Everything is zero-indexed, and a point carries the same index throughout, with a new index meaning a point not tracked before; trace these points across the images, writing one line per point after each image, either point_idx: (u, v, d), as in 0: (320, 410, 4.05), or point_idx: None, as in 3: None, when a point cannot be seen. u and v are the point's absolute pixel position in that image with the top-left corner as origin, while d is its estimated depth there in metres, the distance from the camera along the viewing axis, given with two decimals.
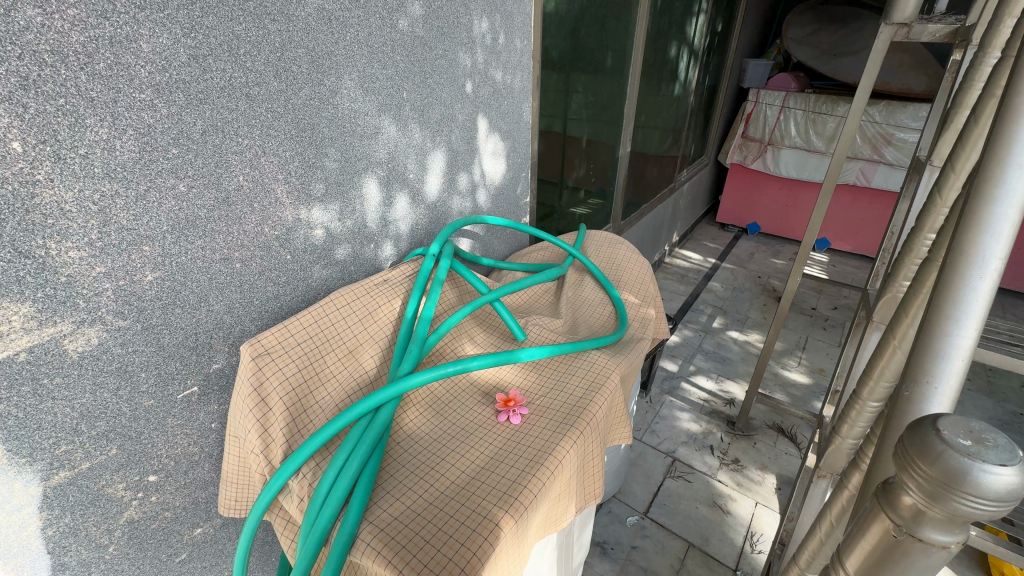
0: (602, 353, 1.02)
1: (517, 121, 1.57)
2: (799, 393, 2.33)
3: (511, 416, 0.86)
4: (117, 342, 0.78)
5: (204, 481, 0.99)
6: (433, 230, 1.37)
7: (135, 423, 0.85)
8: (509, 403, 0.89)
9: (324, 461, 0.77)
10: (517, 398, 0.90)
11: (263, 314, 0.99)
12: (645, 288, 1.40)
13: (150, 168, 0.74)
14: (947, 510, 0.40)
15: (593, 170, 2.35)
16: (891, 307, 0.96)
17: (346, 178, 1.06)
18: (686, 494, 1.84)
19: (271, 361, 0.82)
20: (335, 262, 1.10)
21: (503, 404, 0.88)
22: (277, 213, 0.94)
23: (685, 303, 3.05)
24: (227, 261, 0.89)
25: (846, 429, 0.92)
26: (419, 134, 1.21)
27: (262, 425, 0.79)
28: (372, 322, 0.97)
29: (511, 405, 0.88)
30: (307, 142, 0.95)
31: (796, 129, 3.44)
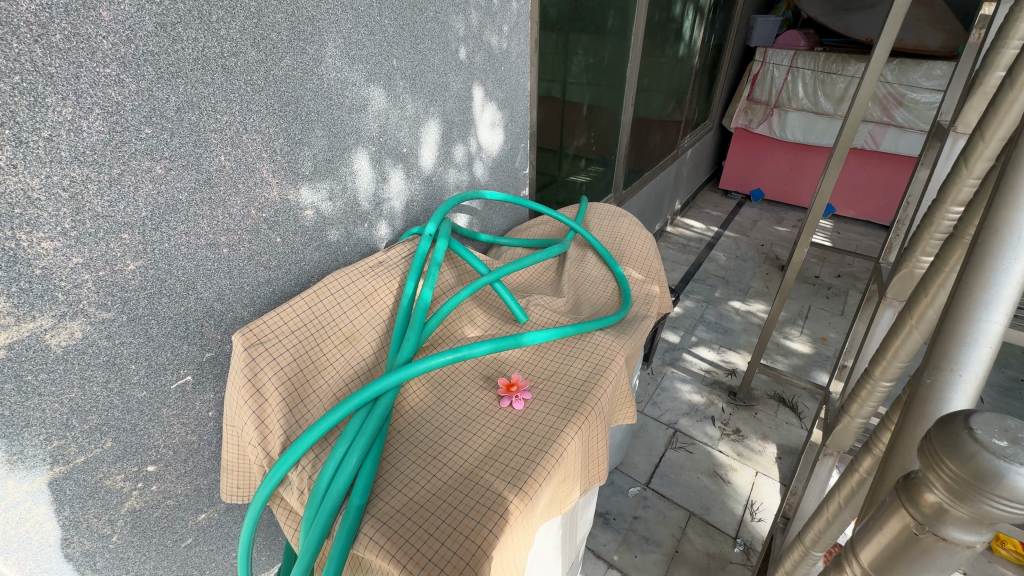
0: (605, 334, 0.99)
1: (515, 87, 1.49)
2: (800, 363, 2.33)
3: (514, 402, 0.84)
4: (102, 335, 0.75)
5: (205, 467, 0.98)
6: (429, 207, 1.32)
7: (129, 416, 0.83)
8: (512, 389, 0.86)
9: (323, 452, 0.76)
10: (519, 382, 0.88)
11: (255, 300, 0.95)
12: (649, 264, 1.36)
13: (122, 149, 0.69)
14: (975, 511, 0.36)
15: (594, 138, 2.26)
16: (907, 283, 0.93)
17: (336, 154, 1.00)
18: (687, 465, 1.86)
19: (265, 351, 0.79)
20: (327, 243, 1.06)
21: (505, 390, 0.86)
22: (264, 194, 0.89)
23: (686, 273, 3.01)
24: (213, 247, 0.84)
25: (855, 408, 0.90)
26: (412, 105, 1.14)
27: (259, 417, 0.77)
28: (368, 307, 0.94)
29: (513, 391, 0.86)
30: (292, 117, 0.89)
31: (804, 90, 3.31)
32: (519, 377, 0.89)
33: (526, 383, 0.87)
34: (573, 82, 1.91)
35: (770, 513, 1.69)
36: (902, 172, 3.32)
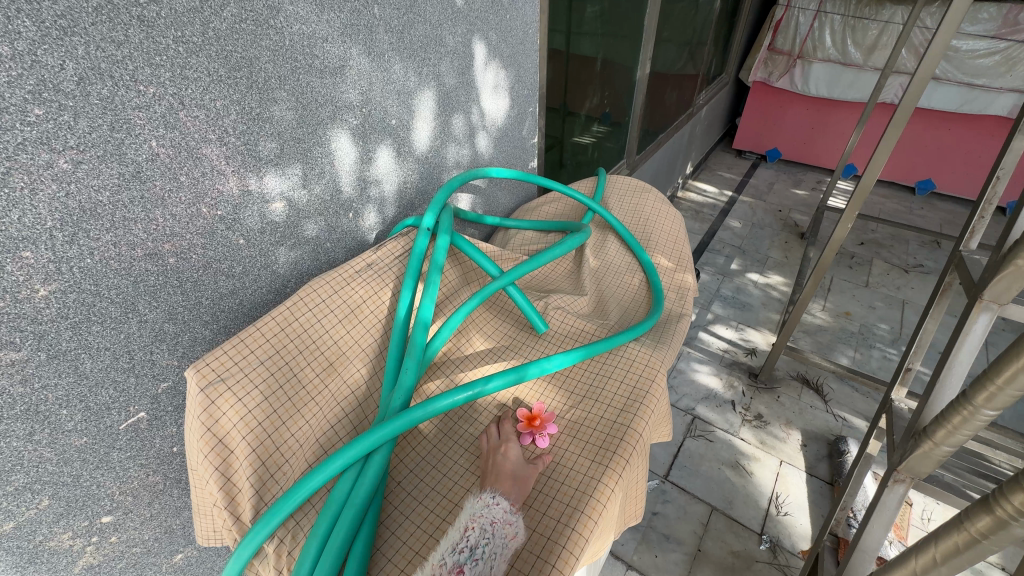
0: (641, 345, 0.84)
1: (522, 41, 1.27)
2: (824, 340, 2.19)
3: (538, 442, 0.69)
4: (15, 380, 0.59)
5: (177, 507, 0.85)
6: (426, 188, 1.13)
7: (69, 467, 0.68)
8: (534, 423, 0.71)
9: (306, 517, 0.62)
10: (542, 414, 0.73)
11: (219, 315, 0.78)
12: (679, 249, 1.19)
13: (3, 139, 0.50)
14: None
15: (605, 98, 2.03)
16: (1014, 284, 0.73)
17: (307, 132, 0.81)
18: (707, 455, 1.75)
19: (226, 391, 0.63)
20: (305, 240, 0.88)
21: (526, 426, 0.70)
22: (218, 186, 0.71)
23: (700, 243, 2.83)
24: (155, 257, 0.67)
25: (942, 435, 0.74)
26: (401, 66, 0.93)
27: (224, 473, 0.62)
28: (357, 322, 0.77)
29: (537, 428, 0.70)
30: (246, 85, 0.69)
31: (831, 38, 3.02)
32: (542, 407, 0.75)
33: (551, 414, 0.73)
34: (586, 33, 1.68)
35: (797, 506, 1.60)
36: (933, 128, 3.07)
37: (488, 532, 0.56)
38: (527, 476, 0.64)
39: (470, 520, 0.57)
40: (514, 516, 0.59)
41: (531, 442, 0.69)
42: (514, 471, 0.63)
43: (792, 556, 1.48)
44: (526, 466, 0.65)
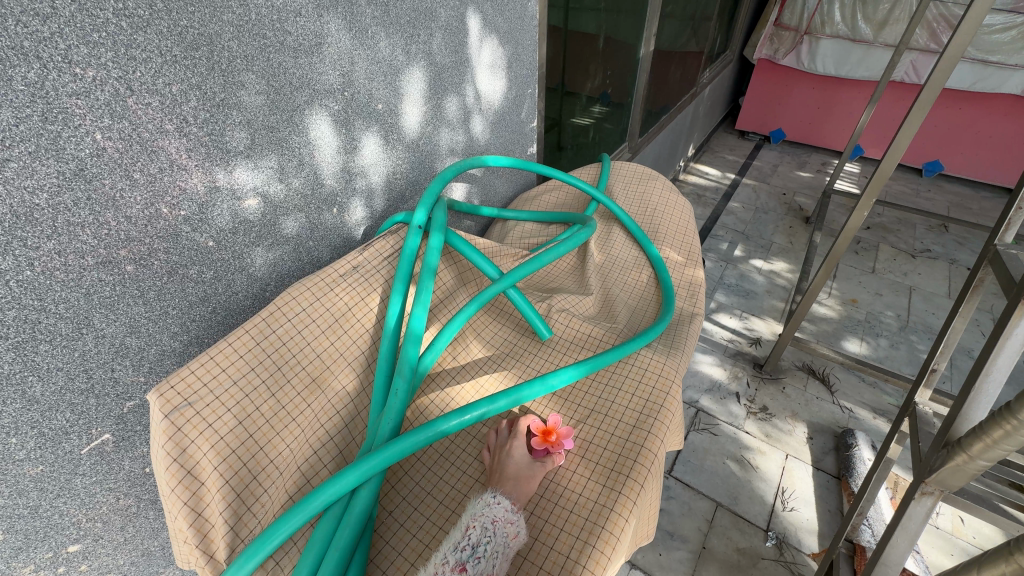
0: (653, 352, 0.77)
1: (520, 16, 1.17)
2: (830, 328, 2.14)
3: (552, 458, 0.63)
4: None
5: (154, 529, 0.79)
6: (417, 179, 1.05)
7: (25, 498, 0.61)
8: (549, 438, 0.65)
9: (288, 557, 0.56)
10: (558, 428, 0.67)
11: (190, 325, 0.71)
12: (688, 242, 1.12)
13: None
14: None
15: (607, 77, 1.93)
16: None
17: (282, 119, 0.72)
18: (711, 449, 1.71)
19: (194, 416, 0.56)
20: (284, 239, 0.81)
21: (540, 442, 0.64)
22: (180, 182, 0.63)
23: (702, 228, 2.76)
24: (110, 265, 0.59)
25: (979, 448, 0.68)
26: (386, 42, 0.84)
27: (195, 508, 0.56)
28: (342, 332, 0.70)
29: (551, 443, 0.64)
30: (207, 66, 0.61)
31: (840, 12, 2.90)
32: (558, 420, 0.68)
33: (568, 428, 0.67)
34: (588, 7, 1.58)
35: (803, 501, 1.56)
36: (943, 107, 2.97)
37: (490, 529, 0.52)
38: (535, 473, 0.61)
39: (472, 520, 0.53)
40: (515, 515, 0.55)
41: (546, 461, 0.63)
42: (517, 470, 0.60)
43: (798, 553, 1.45)
44: (535, 462, 0.62)
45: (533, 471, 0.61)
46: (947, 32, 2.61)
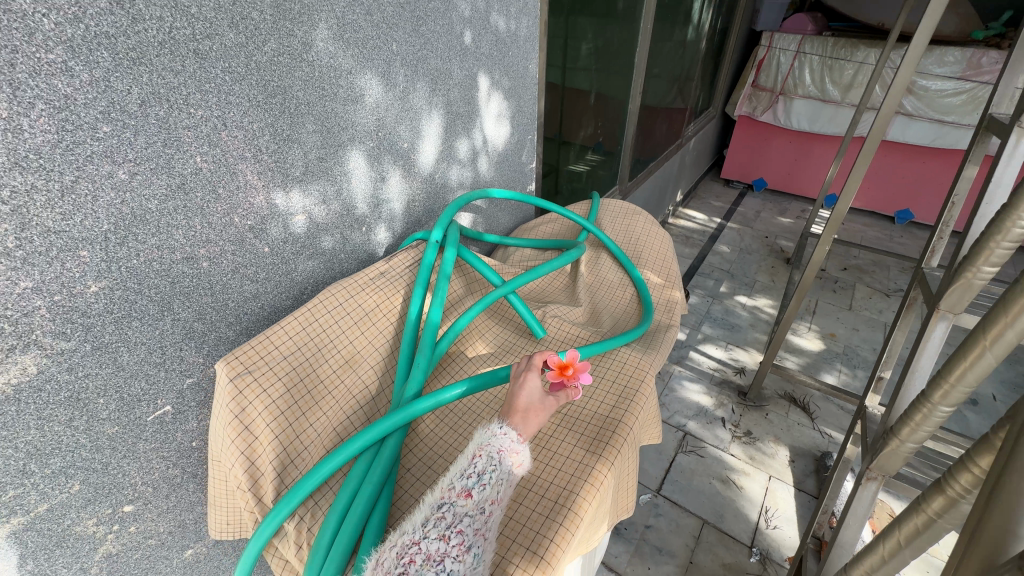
0: (632, 350, 0.91)
1: (523, 75, 1.38)
2: (810, 360, 2.26)
3: (569, 393, 0.64)
4: (62, 368, 0.64)
5: (191, 501, 0.89)
6: (431, 206, 1.22)
7: (99, 454, 0.73)
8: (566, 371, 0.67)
9: (323, 499, 0.67)
10: (575, 362, 0.68)
11: (242, 317, 0.85)
12: (667, 266, 1.27)
13: (75, 152, 0.58)
14: None
15: (599, 128, 2.16)
16: (963, 298, 0.84)
17: (329, 152, 0.89)
18: (699, 469, 1.79)
19: (253, 382, 0.69)
20: (321, 251, 0.96)
21: (556, 377, 0.66)
22: (249, 199, 0.79)
23: (690, 267, 2.94)
24: (191, 261, 0.74)
25: (906, 432, 0.82)
26: (412, 95, 1.03)
27: (249, 458, 0.67)
28: (370, 325, 0.84)
29: (568, 379, 0.66)
30: (279, 110, 0.78)
31: (811, 76, 3.22)
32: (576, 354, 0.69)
33: (586, 364, 0.67)
34: (580, 68, 1.81)
35: (785, 520, 1.63)
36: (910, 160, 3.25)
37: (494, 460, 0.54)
38: (546, 406, 0.62)
39: (480, 448, 0.56)
40: (523, 446, 0.57)
41: (563, 396, 0.64)
42: (526, 403, 0.61)
43: (781, 568, 1.51)
44: (547, 397, 0.63)
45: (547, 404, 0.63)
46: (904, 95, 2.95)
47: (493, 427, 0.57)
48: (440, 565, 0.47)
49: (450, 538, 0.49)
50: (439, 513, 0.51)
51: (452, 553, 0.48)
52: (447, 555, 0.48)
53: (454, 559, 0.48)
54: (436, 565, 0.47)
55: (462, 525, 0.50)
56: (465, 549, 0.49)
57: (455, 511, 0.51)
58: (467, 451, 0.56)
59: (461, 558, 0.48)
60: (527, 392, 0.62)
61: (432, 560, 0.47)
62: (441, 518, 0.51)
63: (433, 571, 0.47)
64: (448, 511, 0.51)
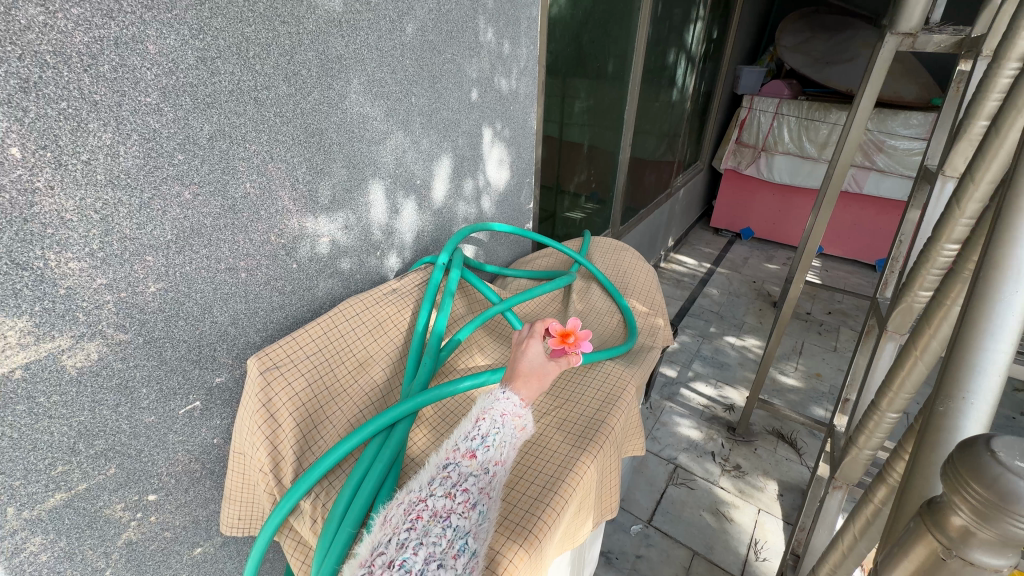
0: (616, 363, 1.02)
1: (523, 126, 1.56)
2: (797, 398, 2.34)
3: (572, 356, 0.83)
4: (118, 357, 0.74)
5: (206, 498, 0.96)
6: (439, 237, 1.35)
7: (135, 441, 0.81)
8: (566, 341, 0.87)
9: (336, 480, 0.76)
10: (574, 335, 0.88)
11: (268, 325, 0.95)
12: (652, 296, 1.39)
13: (155, 175, 0.71)
14: (998, 532, 0.40)
15: (593, 176, 2.35)
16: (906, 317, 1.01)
17: (354, 185, 1.03)
18: (689, 501, 1.83)
19: (280, 375, 0.79)
20: (339, 271, 1.07)
21: (559, 345, 0.85)
22: (284, 221, 0.91)
23: (681, 308, 3.06)
24: (232, 271, 0.85)
25: (863, 440, 0.91)
26: (426, 140, 1.19)
27: (272, 443, 0.76)
28: (382, 333, 0.95)
29: (571, 346, 0.85)
30: (316, 147, 0.92)
31: (789, 134, 3.49)
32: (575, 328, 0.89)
33: (582, 337, 0.87)
34: (574, 122, 2.00)
35: (774, 552, 1.66)
36: (885, 213, 3.58)
37: (498, 422, 0.67)
38: (543, 370, 0.80)
39: (483, 413, 0.68)
40: (523, 411, 0.71)
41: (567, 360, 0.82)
42: (526, 366, 0.78)
43: None
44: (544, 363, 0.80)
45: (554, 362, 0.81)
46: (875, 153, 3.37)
47: (497, 393, 0.71)
48: (446, 520, 0.56)
49: (456, 495, 0.59)
50: (445, 472, 0.61)
51: (457, 509, 0.58)
52: (453, 511, 0.57)
53: (460, 514, 0.58)
54: (442, 519, 0.56)
55: (468, 484, 0.60)
56: (471, 506, 0.59)
57: (460, 470, 0.61)
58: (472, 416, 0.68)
59: (466, 514, 0.58)
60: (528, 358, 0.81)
61: (438, 516, 0.56)
62: (446, 476, 0.61)
63: (440, 524, 0.56)
64: (453, 471, 0.61)
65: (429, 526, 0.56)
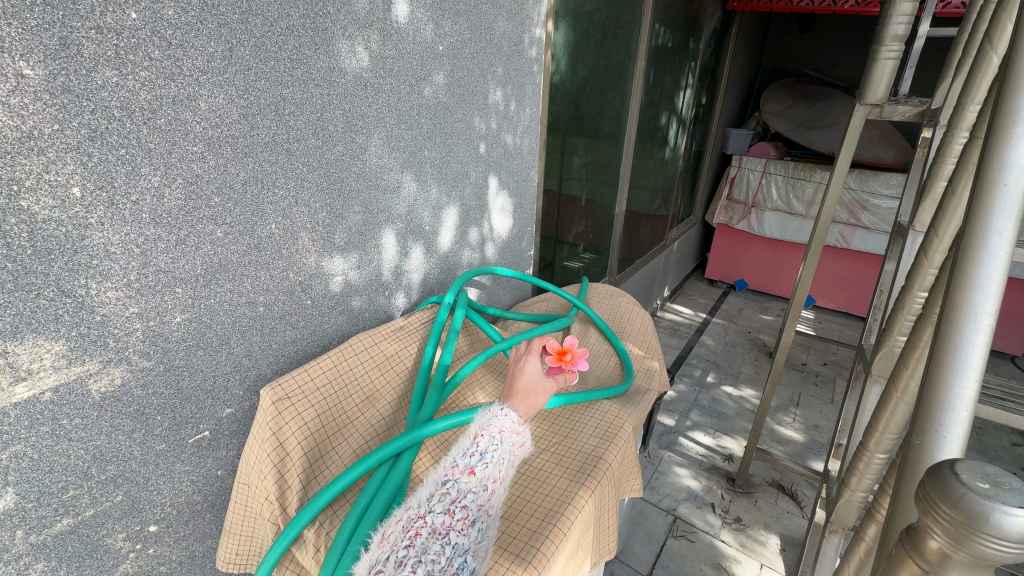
0: (613, 403, 1.05)
1: (525, 179, 1.67)
2: (796, 449, 2.32)
3: (570, 374, 0.98)
4: (138, 384, 0.78)
5: (204, 533, 0.96)
6: (444, 279, 1.42)
7: (144, 468, 0.83)
8: (562, 360, 1.01)
9: (339, 509, 0.78)
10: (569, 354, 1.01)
11: (280, 358, 0.99)
12: (648, 340, 1.43)
13: (193, 215, 0.78)
14: (972, 553, 0.39)
15: (590, 227, 2.46)
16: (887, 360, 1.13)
17: (369, 229, 1.10)
18: (689, 554, 1.78)
19: (291, 405, 0.82)
20: (349, 309, 1.12)
21: (556, 362, 1.00)
22: (303, 260, 0.98)
23: (678, 357, 3.09)
24: (251, 305, 0.91)
25: (855, 482, 0.94)
26: (437, 190, 1.28)
27: (279, 471, 0.78)
28: (389, 368, 0.99)
29: (568, 364, 1.01)
30: (336, 194, 1.00)
31: (777, 192, 3.69)
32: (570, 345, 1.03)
33: (577, 355, 1.02)
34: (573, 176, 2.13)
35: None
36: (873, 268, 3.70)
37: (496, 438, 0.76)
38: (539, 390, 0.89)
39: (482, 430, 0.77)
40: (520, 428, 0.79)
41: (566, 377, 0.97)
42: (524, 383, 0.88)
43: None
44: (541, 381, 0.90)
45: (555, 379, 0.93)
46: (859, 211, 3.56)
47: (495, 409, 0.80)
48: (445, 537, 0.64)
49: (454, 513, 0.66)
50: (444, 488, 0.69)
51: (456, 526, 0.65)
52: (452, 529, 0.65)
53: (459, 531, 0.65)
54: (441, 536, 0.63)
55: (466, 501, 0.68)
56: (469, 524, 0.66)
57: (459, 487, 0.69)
58: (472, 432, 0.77)
59: (464, 531, 0.65)
60: (525, 376, 0.91)
61: (437, 533, 0.64)
62: (445, 493, 0.68)
63: (439, 542, 0.63)
64: (452, 487, 0.69)
65: (428, 542, 0.63)
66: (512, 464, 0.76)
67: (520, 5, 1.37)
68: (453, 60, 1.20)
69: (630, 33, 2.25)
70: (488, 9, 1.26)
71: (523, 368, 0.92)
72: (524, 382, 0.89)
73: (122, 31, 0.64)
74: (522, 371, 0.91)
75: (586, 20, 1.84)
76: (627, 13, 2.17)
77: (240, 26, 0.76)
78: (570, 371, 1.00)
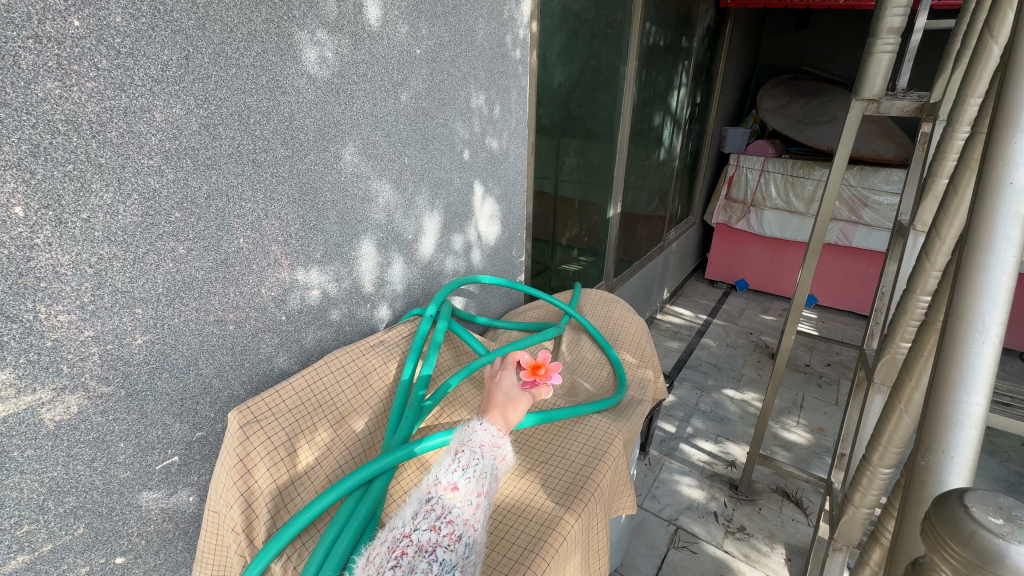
0: (603, 417, 1.01)
1: (513, 184, 1.64)
2: (800, 454, 2.27)
3: (545, 389, 0.91)
4: (97, 410, 0.73)
5: (175, 561, 0.92)
6: (429, 290, 1.38)
7: (108, 499, 0.78)
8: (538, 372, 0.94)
9: (309, 540, 0.74)
10: (546, 364, 0.94)
11: (253, 377, 0.95)
12: (643, 347, 1.38)
13: (151, 231, 0.74)
14: None
15: (585, 230, 2.42)
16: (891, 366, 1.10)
17: (345, 240, 1.07)
18: (692, 566, 1.72)
19: (259, 429, 0.78)
20: (330, 322, 1.08)
21: (531, 376, 0.93)
22: (274, 274, 0.94)
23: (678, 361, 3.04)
24: (220, 323, 0.87)
25: (860, 498, 0.89)
26: (418, 196, 1.24)
27: (246, 500, 0.74)
28: (367, 386, 0.95)
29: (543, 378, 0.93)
30: (310, 205, 0.97)
31: (776, 190, 3.66)
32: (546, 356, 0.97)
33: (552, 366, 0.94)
34: (565, 179, 2.09)
35: None
36: (875, 266, 3.66)
37: (477, 453, 0.71)
38: (517, 403, 0.85)
39: (462, 444, 0.72)
40: (502, 441, 0.75)
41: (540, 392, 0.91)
42: (501, 397, 0.83)
43: None
44: (519, 394, 0.86)
45: (530, 394, 0.88)
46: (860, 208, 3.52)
47: (475, 423, 0.76)
48: (432, 554, 0.60)
49: (441, 528, 0.63)
50: (428, 505, 0.65)
51: (443, 542, 0.61)
52: (439, 546, 0.61)
53: (446, 548, 0.61)
54: (428, 554, 0.60)
55: (452, 516, 0.64)
56: (456, 539, 0.63)
57: (443, 503, 0.65)
58: (451, 448, 0.72)
59: (451, 547, 0.61)
60: (503, 389, 0.86)
61: (424, 551, 0.60)
62: (430, 510, 0.64)
63: (426, 559, 0.59)
64: (437, 504, 0.65)
65: (415, 561, 0.59)
66: (495, 478, 0.72)
67: (501, 5, 1.34)
68: (432, 63, 1.17)
69: (620, 32, 2.22)
70: (467, 11, 1.22)
71: (499, 382, 0.88)
72: (502, 395, 0.84)
73: (65, 40, 0.61)
74: (498, 386, 0.87)
75: (574, 19, 1.81)
76: (617, 12, 2.14)
77: (196, 32, 0.73)
78: (544, 386, 0.93)
